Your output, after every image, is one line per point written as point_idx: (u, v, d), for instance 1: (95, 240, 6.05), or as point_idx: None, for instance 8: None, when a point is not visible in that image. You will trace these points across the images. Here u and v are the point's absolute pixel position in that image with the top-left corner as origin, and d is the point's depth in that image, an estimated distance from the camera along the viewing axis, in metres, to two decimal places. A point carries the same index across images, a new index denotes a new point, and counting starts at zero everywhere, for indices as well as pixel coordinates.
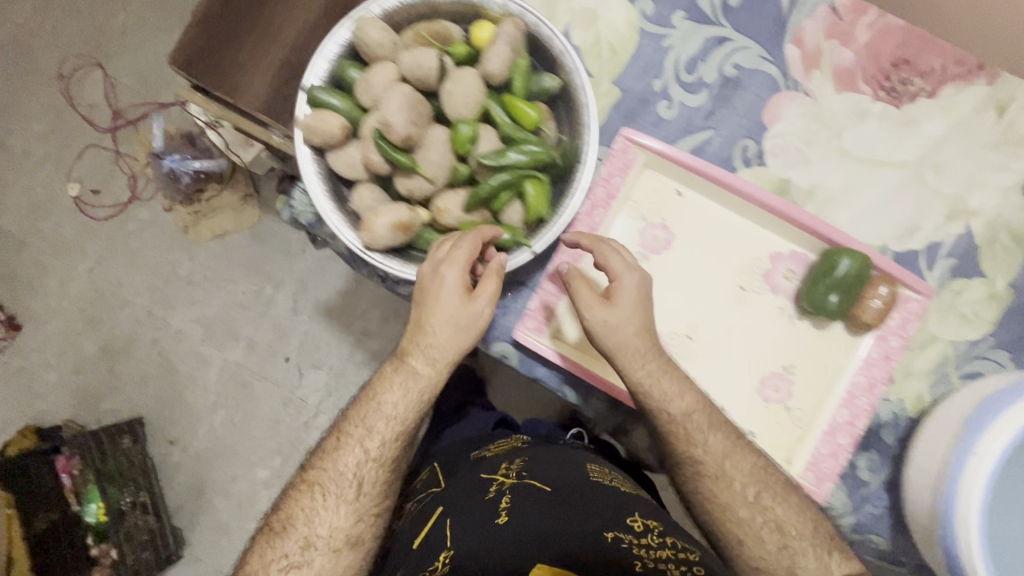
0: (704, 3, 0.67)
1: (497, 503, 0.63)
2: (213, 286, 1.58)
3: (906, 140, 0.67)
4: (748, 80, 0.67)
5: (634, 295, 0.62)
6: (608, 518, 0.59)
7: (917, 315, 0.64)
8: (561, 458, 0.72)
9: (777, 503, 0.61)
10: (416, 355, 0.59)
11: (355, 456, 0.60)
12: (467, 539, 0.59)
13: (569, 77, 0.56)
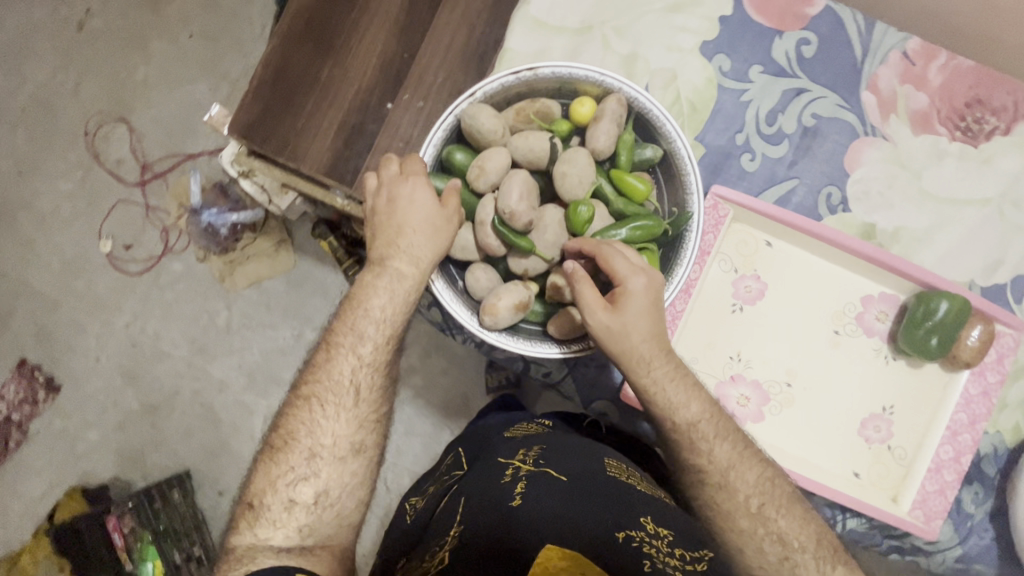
0: (779, 56, 0.69)
1: (512, 486, 0.60)
2: (253, 332, 1.53)
3: (985, 177, 0.69)
4: (827, 128, 0.69)
5: (643, 301, 0.55)
6: (623, 518, 0.57)
7: (1011, 349, 0.66)
8: (577, 447, 0.67)
9: (780, 513, 0.58)
10: (398, 261, 0.60)
11: (350, 364, 0.63)
12: (477, 522, 0.58)
13: (671, 147, 0.57)
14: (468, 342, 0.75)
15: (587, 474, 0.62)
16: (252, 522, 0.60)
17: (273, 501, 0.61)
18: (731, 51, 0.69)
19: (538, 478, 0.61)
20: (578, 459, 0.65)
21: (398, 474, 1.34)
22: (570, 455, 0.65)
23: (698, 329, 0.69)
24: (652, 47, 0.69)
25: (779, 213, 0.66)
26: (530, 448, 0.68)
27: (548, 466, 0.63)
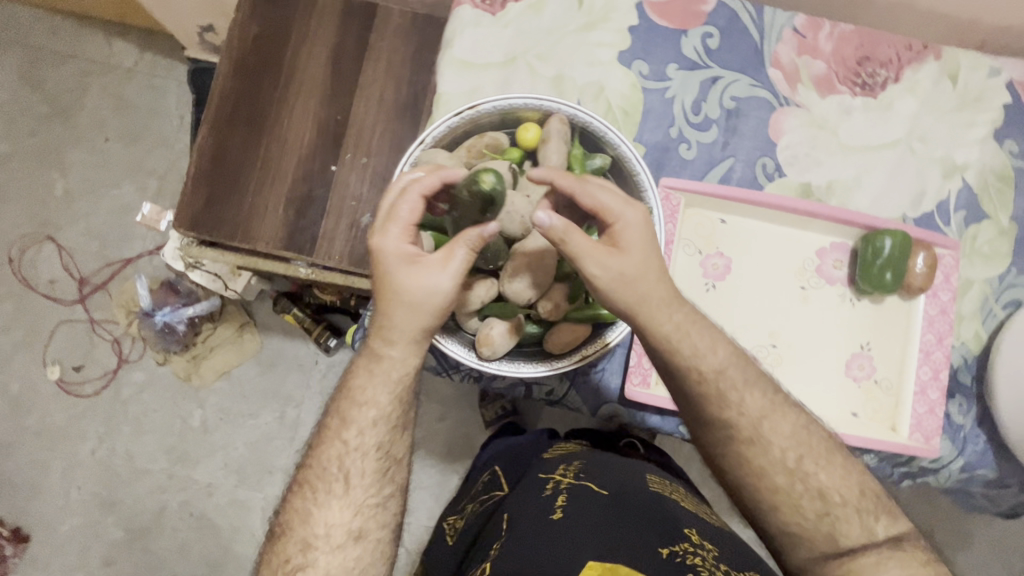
0: (689, 52, 0.75)
1: (554, 500, 0.68)
2: (233, 425, 1.47)
3: (890, 122, 0.76)
4: (747, 107, 0.75)
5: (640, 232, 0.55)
6: (664, 531, 0.65)
7: (954, 267, 0.73)
8: (615, 467, 0.77)
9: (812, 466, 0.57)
10: (398, 347, 0.59)
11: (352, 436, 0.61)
12: (521, 533, 0.65)
13: (618, 152, 0.61)
14: (466, 379, 0.75)
15: (626, 488, 0.71)
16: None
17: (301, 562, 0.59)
18: (646, 56, 0.75)
19: (578, 492, 0.69)
20: (617, 478, 0.74)
21: (417, 533, 1.31)
22: (609, 475, 0.74)
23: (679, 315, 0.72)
24: (576, 65, 0.74)
25: (724, 191, 0.71)
26: (568, 466, 0.76)
27: (589, 481, 0.71)
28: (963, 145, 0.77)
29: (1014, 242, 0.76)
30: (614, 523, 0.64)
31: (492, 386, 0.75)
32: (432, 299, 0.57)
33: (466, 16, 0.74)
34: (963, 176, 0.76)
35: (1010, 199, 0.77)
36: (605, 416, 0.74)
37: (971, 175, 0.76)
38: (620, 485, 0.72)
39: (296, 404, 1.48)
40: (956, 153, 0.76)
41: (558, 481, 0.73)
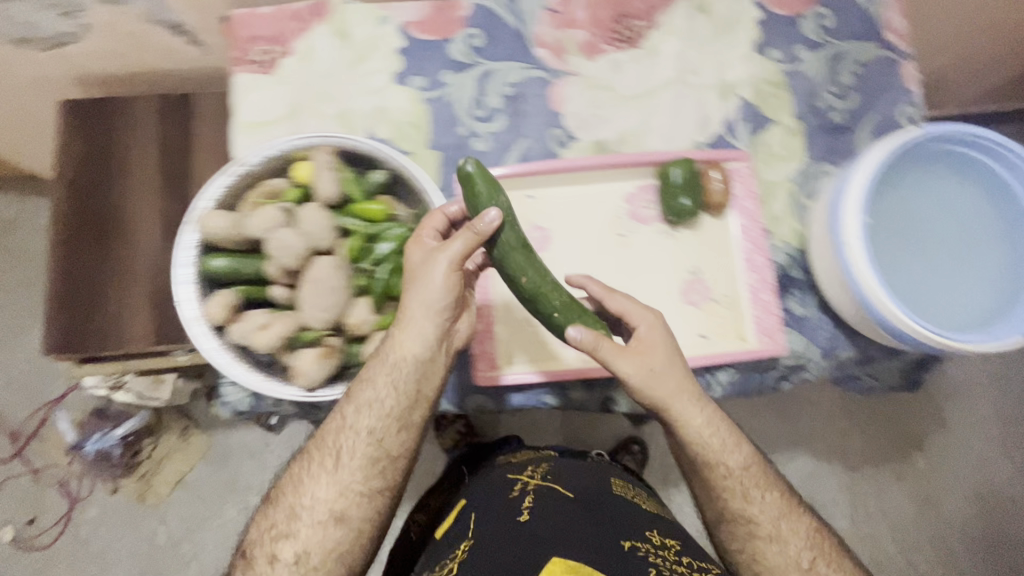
0: (457, 56, 0.80)
1: (521, 501, 0.76)
2: (202, 530, 1.45)
3: (660, 64, 0.82)
4: (525, 90, 0.80)
5: (666, 350, 0.66)
6: (628, 530, 0.73)
7: (749, 175, 0.77)
8: (579, 468, 0.85)
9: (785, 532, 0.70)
10: (407, 335, 0.62)
11: (336, 428, 0.63)
12: (491, 532, 0.71)
13: (390, 162, 0.65)
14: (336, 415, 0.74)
15: (589, 491, 0.79)
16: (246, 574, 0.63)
17: (261, 552, 0.63)
18: (419, 71, 0.80)
19: (546, 494, 0.77)
20: (583, 481, 0.82)
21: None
22: (577, 478, 0.82)
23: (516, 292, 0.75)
24: (357, 98, 0.79)
25: (518, 169, 0.75)
26: (535, 469, 0.84)
27: (556, 485, 0.79)
28: (731, 66, 0.82)
29: (805, 138, 0.81)
30: (579, 521, 0.72)
31: None
32: (433, 301, 0.61)
33: (244, 83, 0.78)
34: (738, 94, 0.81)
35: (789, 100, 0.82)
36: (476, 409, 0.75)
37: (745, 91, 0.82)
38: (585, 487, 0.80)
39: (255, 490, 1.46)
40: (727, 75, 0.82)
41: (525, 483, 0.80)
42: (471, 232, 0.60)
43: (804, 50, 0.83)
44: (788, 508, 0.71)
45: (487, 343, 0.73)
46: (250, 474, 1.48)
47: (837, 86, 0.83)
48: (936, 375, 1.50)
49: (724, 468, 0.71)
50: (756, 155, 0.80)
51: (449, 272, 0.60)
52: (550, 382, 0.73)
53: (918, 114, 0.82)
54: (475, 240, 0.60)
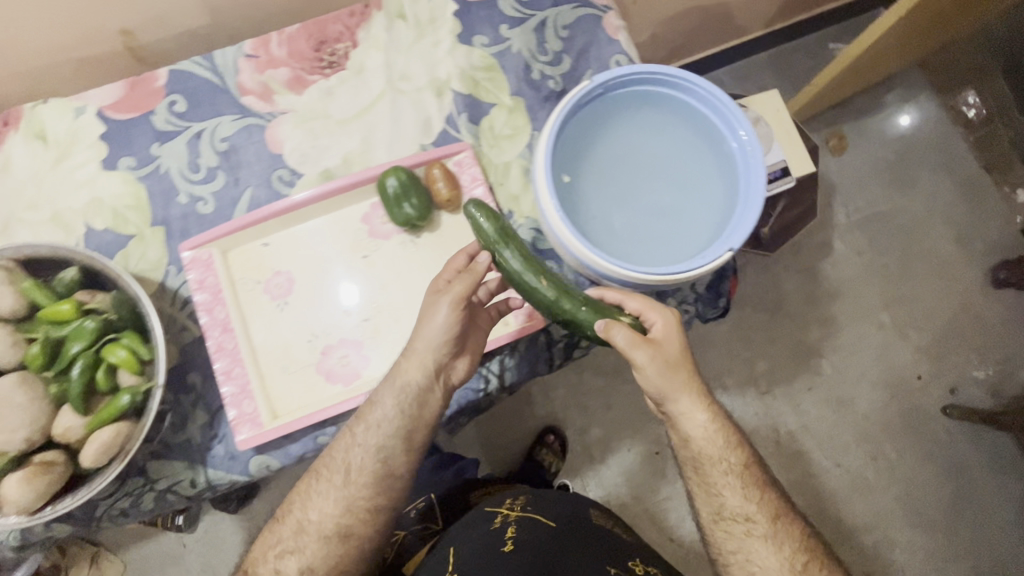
0: (163, 126, 0.79)
1: (504, 532, 0.81)
2: None
3: (369, 80, 0.82)
4: (239, 140, 0.79)
5: (673, 340, 0.67)
6: (606, 555, 0.78)
7: (473, 164, 0.78)
8: (553, 495, 0.89)
9: (772, 541, 0.70)
10: (407, 360, 0.68)
11: (344, 447, 0.69)
12: (485, 563, 0.77)
13: (77, 259, 0.64)
14: (117, 521, 0.71)
15: (568, 519, 0.84)
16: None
17: (264, 568, 0.69)
18: (128, 151, 0.78)
19: (526, 522, 0.82)
20: (561, 509, 0.86)
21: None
22: (556, 507, 0.86)
23: (270, 344, 0.73)
24: (67, 196, 0.76)
25: (239, 222, 0.73)
26: (515, 500, 0.88)
27: (538, 516, 0.84)
28: (439, 62, 0.82)
29: (526, 112, 0.82)
30: (565, 549, 0.78)
31: (146, 511, 0.71)
32: (433, 335, 0.66)
33: None
34: (451, 87, 0.81)
35: (503, 80, 0.83)
36: (262, 472, 0.71)
37: (458, 82, 0.82)
38: (563, 516, 0.84)
39: None
40: (438, 72, 0.82)
41: (506, 514, 0.85)
42: (471, 274, 0.67)
43: (507, 28, 0.84)
44: (778, 513, 0.72)
45: (242, 404, 0.69)
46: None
47: (546, 54, 0.84)
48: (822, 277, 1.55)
49: (724, 466, 0.72)
50: (482, 142, 0.80)
51: (452, 311, 0.66)
52: (323, 422, 0.72)
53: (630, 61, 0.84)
54: (475, 280, 0.66)
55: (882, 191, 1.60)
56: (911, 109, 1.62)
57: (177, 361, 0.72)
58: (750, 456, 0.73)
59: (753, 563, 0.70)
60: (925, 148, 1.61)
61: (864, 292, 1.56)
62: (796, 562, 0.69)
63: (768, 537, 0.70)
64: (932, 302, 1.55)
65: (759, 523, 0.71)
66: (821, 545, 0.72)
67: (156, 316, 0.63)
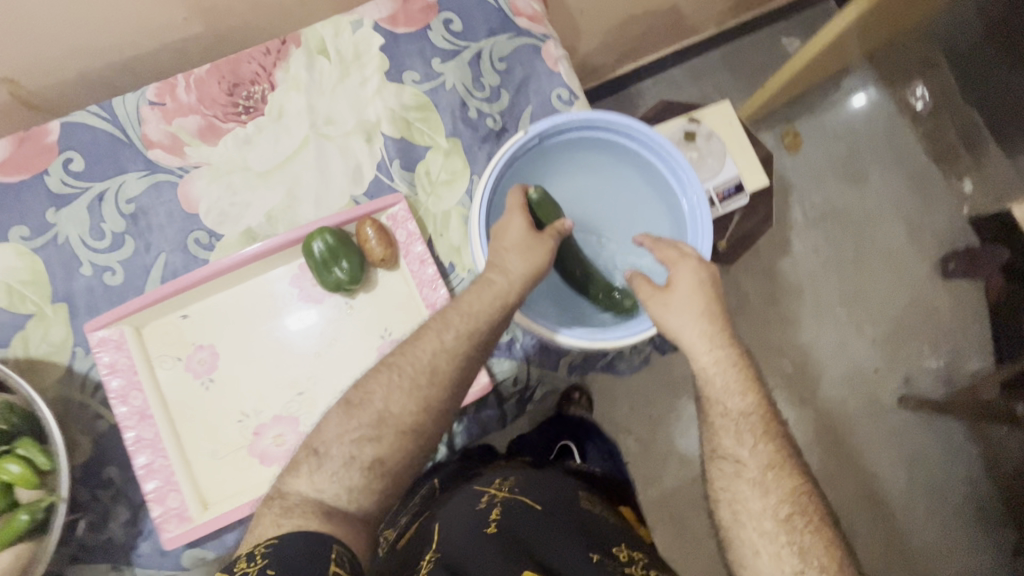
0: (59, 189, 0.70)
1: (488, 513, 0.63)
2: None
3: (291, 125, 0.75)
4: (148, 200, 0.71)
5: (689, 277, 0.66)
6: (595, 542, 0.61)
7: (409, 216, 0.72)
8: (546, 481, 0.72)
9: (797, 506, 0.56)
10: (505, 276, 0.64)
11: (432, 347, 0.60)
12: (463, 539, 0.59)
13: None
14: None
15: (558, 502, 0.67)
16: (314, 469, 0.56)
17: (336, 451, 0.56)
18: (20, 219, 0.69)
19: (513, 507, 0.64)
20: (551, 492, 0.69)
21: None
22: (544, 488, 0.69)
23: (196, 428, 0.67)
24: None
25: (150, 297, 0.66)
26: (501, 479, 0.70)
27: (522, 496, 0.66)
28: (368, 103, 0.76)
29: (464, 154, 0.77)
30: (548, 532, 0.60)
31: None
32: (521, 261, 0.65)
33: None
34: (382, 131, 0.76)
35: (438, 119, 0.77)
36: (196, 564, 0.66)
37: (388, 125, 0.76)
38: (554, 497, 0.67)
39: None
40: (366, 114, 0.76)
41: (492, 494, 0.67)
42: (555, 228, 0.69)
43: (439, 62, 0.78)
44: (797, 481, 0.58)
45: (167, 499, 0.64)
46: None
47: (483, 89, 0.78)
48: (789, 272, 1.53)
49: (722, 408, 0.62)
50: (418, 191, 0.75)
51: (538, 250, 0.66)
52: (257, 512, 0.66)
53: (571, 94, 0.79)
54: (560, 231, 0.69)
55: (837, 189, 1.57)
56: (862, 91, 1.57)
57: (92, 455, 0.65)
58: (766, 403, 0.63)
59: (740, 507, 0.58)
60: (877, 142, 1.58)
61: (822, 289, 1.54)
62: (781, 512, 0.56)
63: (757, 483, 0.58)
64: (884, 297, 1.54)
65: (751, 468, 0.59)
66: (832, 519, 0.57)
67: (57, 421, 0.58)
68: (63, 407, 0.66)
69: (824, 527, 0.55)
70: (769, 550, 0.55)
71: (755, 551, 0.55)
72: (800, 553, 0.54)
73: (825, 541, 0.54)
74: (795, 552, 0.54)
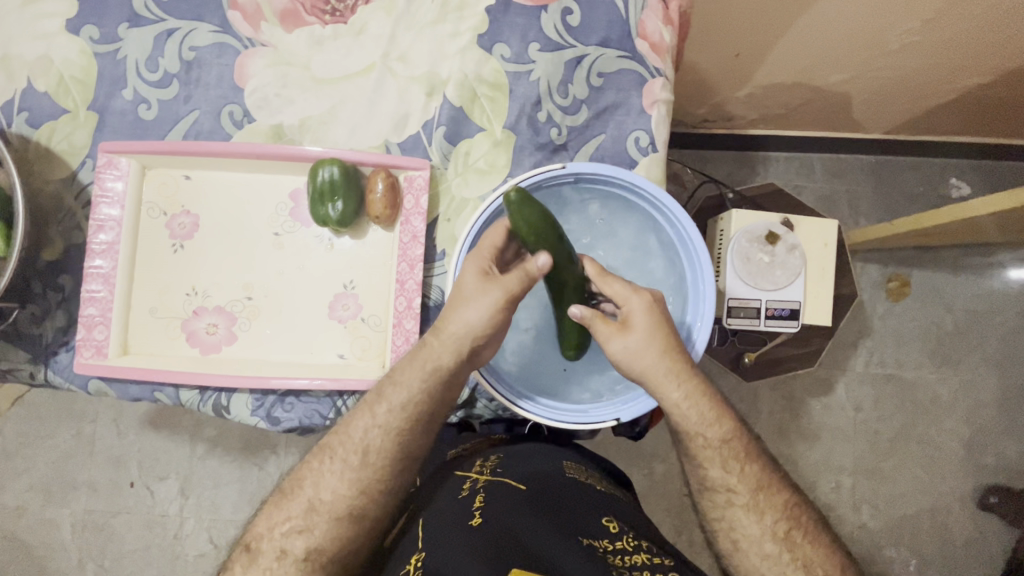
0: (139, 8, 0.72)
1: (471, 504, 0.61)
2: (21, 459, 1.26)
3: (365, 45, 0.72)
4: (207, 56, 0.72)
5: (647, 316, 0.61)
6: (582, 523, 0.60)
7: (424, 187, 0.69)
8: (534, 451, 0.70)
9: (806, 539, 0.59)
10: (442, 341, 0.61)
11: (365, 422, 0.61)
12: (444, 538, 0.57)
13: None
14: None
15: (544, 480, 0.65)
16: (248, 566, 0.57)
17: (269, 546, 0.57)
18: (96, 20, 0.71)
19: (498, 490, 0.63)
20: (536, 464, 0.68)
21: (220, 530, 1.25)
22: (530, 465, 0.67)
23: (148, 280, 0.70)
24: (19, 43, 0.71)
25: (163, 146, 0.68)
26: (485, 460, 0.69)
27: (508, 479, 0.64)
28: (446, 58, 0.72)
29: (511, 151, 0.72)
30: (530, 522, 0.58)
31: None
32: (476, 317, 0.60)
33: None
34: (445, 92, 0.72)
35: (504, 106, 0.72)
36: (97, 392, 0.69)
37: (454, 88, 0.71)
38: (539, 476, 0.66)
39: (93, 420, 1.27)
40: (440, 68, 0.72)
41: (475, 479, 0.65)
42: (523, 274, 0.61)
43: (536, 48, 0.71)
44: (794, 511, 0.60)
45: (93, 330, 0.66)
46: (89, 398, 1.29)
47: (565, 96, 0.71)
48: (825, 412, 1.31)
49: (703, 440, 0.61)
50: (447, 166, 0.72)
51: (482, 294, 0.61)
52: (162, 381, 0.67)
53: (651, 143, 0.71)
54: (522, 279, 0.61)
55: (917, 359, 1.33)
56: (1011, 273, 1.35)
57: (58, 258, 0.70)
58: (738, 428, 0.63)
59: (739, 537, 0.59)
60: (992, 334, 1.34)
61: (839, 447, 1.31)
62: (780, 530, 0.59)
63: (751, 507, 0.60)
64: (902, 491, 1.30)
65: (742, 494, 0.60)
66: (791, 483, 0.63)
67: (23, 218, 0.61)
68: (55, 205, 0.70)
69: (789, 502, 0.61)
70: (768, 566, 0.58)
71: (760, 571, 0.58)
72: (805, 566, 0.57)
73: (805, 536, 0.59)
74: (801, 566, 0.57)
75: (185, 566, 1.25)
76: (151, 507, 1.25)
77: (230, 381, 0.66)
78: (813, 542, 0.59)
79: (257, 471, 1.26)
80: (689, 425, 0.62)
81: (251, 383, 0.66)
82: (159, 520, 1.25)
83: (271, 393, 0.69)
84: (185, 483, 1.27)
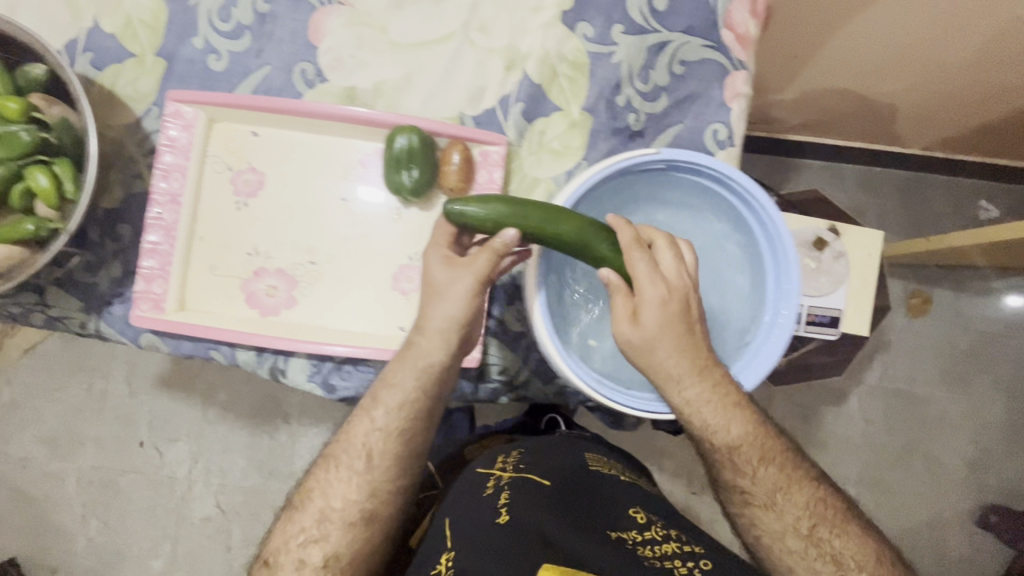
0: None
1: (495, 500, 0.60)
2: (31, 408, 1.24)
3: (446, 12, 0.70)
4: (282, 10, 0.69)
5: (660, 311, 0.56)
6: (608, 516, 0.60)
7: (500, 164, 0.68)
8: (551, 445, 0.69)
9: (833, 536, 0.60)
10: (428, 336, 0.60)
11: (365, 426, 0.60)
12: (473, 538, 0.56)
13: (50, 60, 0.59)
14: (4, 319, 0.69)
15: (564, 474, 0.64)
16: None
17: (287, 559, 0.57)
18: None
19: (521, 485, 0.61)
20: (558, 459, 0.67)
21: (228, 495, 1.24)
22: (548, 459, 0.66)
23: (208, 235, 0.68)
24: None
25: (235, 100, 0.66)
26: (507, 455, 0.67)
27: (529, 472, 0.63)
28: (528, 33, 0.70)
29: (586, 134, 0.70)
30: (558, 517, 0.58)
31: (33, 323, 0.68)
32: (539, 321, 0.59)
33: None
34: (525, 68, 0.70)
35: (583, 86, 0.70)
36: (148, 347, 0.68)
37: (534, 64, 0.70)
38: (561, 470, 0.65)
39: (107, 375, 1.25)
40: (520, 42, 0.70)
41: (499, 476, 0.64)
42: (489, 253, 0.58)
43: (621, 30, 0.70)
44: (820, 509, 0.61)
45: (154, 283, 0.65)
46: (105, 352, 1.27)
47: (646, 82, 0.70)
48: (837, 421, 1.33)
49: (709, 442, 0.61)
50: (521, 143, 0.70)
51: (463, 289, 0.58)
52: (219, 340, 0.66)
53: (729, 137, 0.70)
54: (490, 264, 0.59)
55: (932, 377, 1.35)
56: None
57: (117, 206, 0.68)
58: (754, 427, 0.61)
59: (761, 533, 0.61)
60: (1006, 358, 1.36)
61: (847, 457, 1.32)
62: (804, 528, 0.60)
63: (769, 506, 0.60)
64: (904, 505, 1.31)
65: (758, 495, 0.61)
66: (816, 477, 0.63)
67: (94, 159, 0.59)
68: (116, 150, 0.68)
69: (813, 500, 0.61)
70: (796, 563, 0.60)
71: (790, 567, 0.60)
72: (835, 561, 0.59)
73: (832, 532, 0.60)
74: (831, 560, 0.59)
75: (190, 530, 1.24)
76: (161, 467, 1.24)
77: (289, 344, 0.65)
78: (842, 534, 0.60)
79: (269, 440, 1.25)
80: (694, 428, 0.60)
81: (310, 348, 0.65)
82: (166, 482, 1.24)
83: (328, 360, 0.68)
84: (196, 445, 1.25)
